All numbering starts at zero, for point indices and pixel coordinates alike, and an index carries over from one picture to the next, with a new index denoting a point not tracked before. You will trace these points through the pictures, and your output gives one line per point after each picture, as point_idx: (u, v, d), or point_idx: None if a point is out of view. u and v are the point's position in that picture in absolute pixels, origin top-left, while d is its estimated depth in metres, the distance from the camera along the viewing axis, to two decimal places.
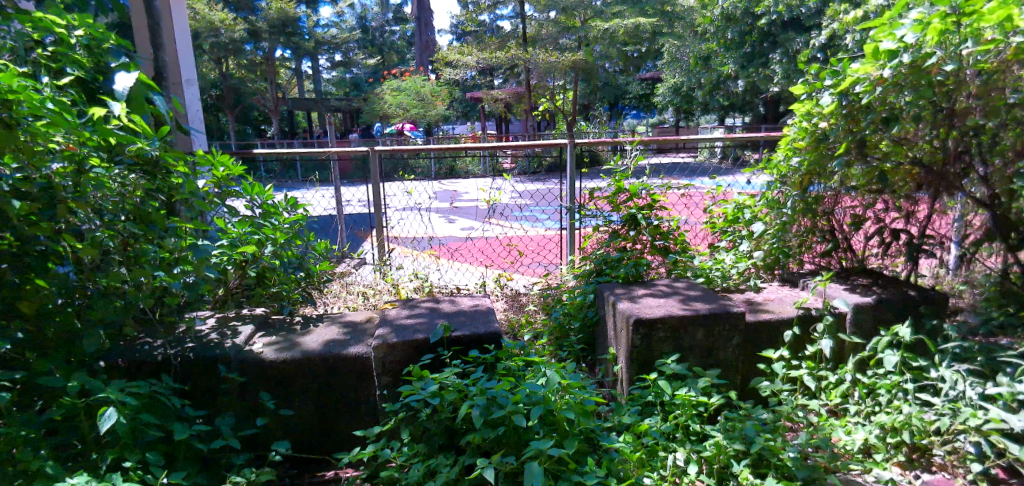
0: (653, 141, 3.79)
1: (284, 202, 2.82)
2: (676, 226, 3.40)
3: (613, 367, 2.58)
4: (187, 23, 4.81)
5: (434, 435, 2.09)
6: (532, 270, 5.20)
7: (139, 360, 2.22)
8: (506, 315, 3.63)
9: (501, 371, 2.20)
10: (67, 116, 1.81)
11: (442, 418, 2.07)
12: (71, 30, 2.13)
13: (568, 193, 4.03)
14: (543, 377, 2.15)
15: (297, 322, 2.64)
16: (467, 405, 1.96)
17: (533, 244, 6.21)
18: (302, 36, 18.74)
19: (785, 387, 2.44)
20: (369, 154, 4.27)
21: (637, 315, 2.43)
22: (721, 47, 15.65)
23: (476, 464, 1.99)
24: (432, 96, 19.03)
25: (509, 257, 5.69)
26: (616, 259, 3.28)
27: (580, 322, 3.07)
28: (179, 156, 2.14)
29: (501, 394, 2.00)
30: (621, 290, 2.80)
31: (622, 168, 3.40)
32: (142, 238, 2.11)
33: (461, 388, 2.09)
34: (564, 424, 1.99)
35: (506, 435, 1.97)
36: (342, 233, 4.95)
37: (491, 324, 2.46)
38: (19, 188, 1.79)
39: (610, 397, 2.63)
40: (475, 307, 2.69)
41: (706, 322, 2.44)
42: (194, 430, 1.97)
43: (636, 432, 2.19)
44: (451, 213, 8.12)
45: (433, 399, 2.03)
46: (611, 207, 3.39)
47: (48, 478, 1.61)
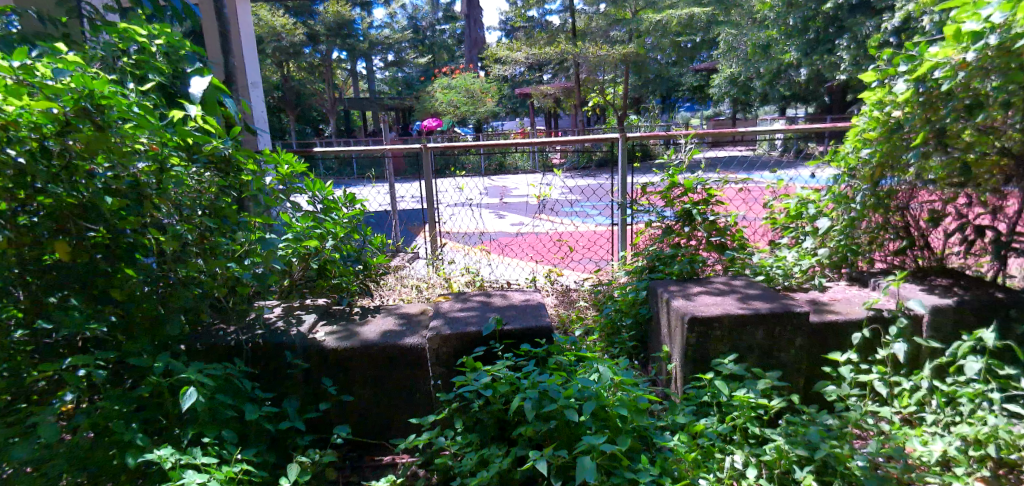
0: (708, 135, 3.70)
1: (341, 198, 2.94)
2: (734, 222, 3.31)
3: (667, 365, 2.55)
4: (252, 29, 5.02)
5: (487, 427, 2.13)
6: (582, 266, 5.22)
7: (215, 344, 2.35)
8: (557, 310, 3.64)
9: (552, 366, 2.20)
10: (152, 118, 1.91)
11: (494, 410, 2.10)
12: (151, 37, 2.24)
13: (619, 188, 3.98)
14: (596, 372, 2.15)
15: (357, 313, 2.73)
16: (520, 398, 1.99)
17: (584, 240, 6.22)
18: (357, 37, 19.27)
19: (854, 392, 2.33)
20: (421, 151, 4.35)
21: (692, 313, 2.40)
22: (782, 34, 14.95)
23: (528, 456, 2.02)
24: (482, 93, 19.15)
25: (560, 252, 5.73)
26: (670, 256, 3.25)
27: (632, 319, 3.05)
28: (250, 155, 2.27)
29: (553, 387, 2.01)
30: (675, 287, 2.77)
31: (676, 162, 3.35)
32: (217, 232, 2.19)
33: (514, 381, 2.11)
34: (616, 420, 2.00)
35: (557, 429, 1.98)
36: (397, 227, 5.04)
37: (542, 319, 2.47)
38: (111, 185, 1.92)
39: (664, 396, 2.60)
40: (526, 301, 2.71)
41: (767, 322, 2.38)
42: (264, 412, 2.07)
43: (690, 431, 2.17)
44: (501, 209, 8.18)
45: (486, 390, 2.07)
46: (665, 203, 3.35)
47: (138, 451, 1.73)
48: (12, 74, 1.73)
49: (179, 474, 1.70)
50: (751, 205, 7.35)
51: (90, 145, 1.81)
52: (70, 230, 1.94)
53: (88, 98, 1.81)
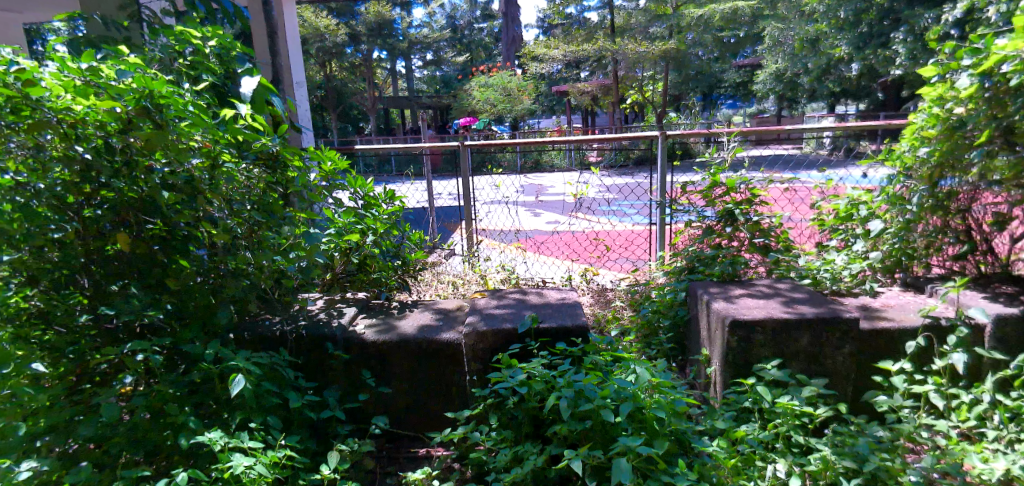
0: (751, 133, 3.63)
1: (382, 194, 2.96)
2: (779, 223, 3.23)
3: (707, 368, 2.52)
4: (297, 30, 5.16)
5: (521, 424, 2.17)
6: (619, 265, 5.20)
7: (261, 334, 2.44)
8: (593, 309, 3.65)
9: (588, 366, 2.21)
10: (206, 117, 2.03)
11: (529, 407, 2.13)
12: (205, 39, 2.32)
13: (658, 187, 3.96)
14: (633, 374, 2.14)
15: (395, 307, 2.79)
16: (555, 396, 2.00)
17: (621, 240, 6.19)
18: (397, 37, 19.56)
19: (908, 404, 2.27)
20: (459, 149, 4.40)
21: (733, 316, 2.37)
22: (832, 28, 14.37)
23: (562, 455, 2.03)
24: (519, 91, 19.17)
25: (596, 251, 5.72)
26: (710, 257, 3.21)
27: (670, 320, 3.03)
28: (296, 152, 2.36)
29: (589, 387, 2.02)
30: (716, 288, 2.74)
31: (718, 161, 3.31)
32: (264, 226, 2.29)
33: (549, 379, 2.13)
34: (654, 423, 1.98)
35: (593, 429, 1.99)
36: (434, 224, 5.11)
37: (579, 318, 2.48)
38: (168, 180, 2.03)
39: (702, 399, 2.58)
40: (562, 300, 2.73)
41: (813, 327, 2.34)
42: (306, 400, 2.14)
43: (730, 437, 2.14)
44: (537, 207, 8.20)
45: (522, 388, 2.10)
46: (706, 202, 3.32)
47: (190, 433, 1.82)
48: (81, 75, 1.89)
49: (227, 457, 1.78)
50: (797, 206, 7.14)
51: (150, 142, 1.90)
52: (131, 223, 2.04)
53: (149, 98, 1.94)
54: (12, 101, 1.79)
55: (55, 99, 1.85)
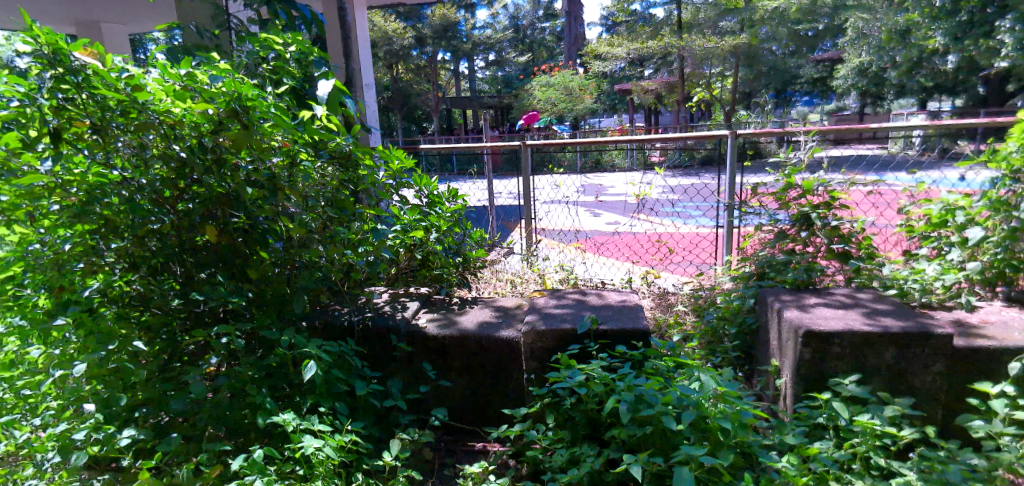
0: (830, 131, 3.47)
1: (445, 193, 3.05)
2: (861, 228, 3.09)
3: (777, 380, 2.46)
4: (368, 33, 5.35)
5: (579, 425, 2.19)
6: (681, 269, 5.10)
7: (331, 323, 2.58)
8: (654, 313, 3.62)
9: (649, 370, 2.21)
10: (287, 118, 2.18)
11: (588, 409, 2.15)
12: (286, 45, 2.47)
13: (726, 188, 3.87)
14: (697, 381, 2.12)
15: (456, 303, 2.88)
16: (615, 399, 2.01)
17: (685, 242, 6.07)
18: (461, 39, 19.90)
19: (1009, 432, 2.00)
20: (520, 148, 4.44)
21: (808, 327, 2.30)
22: (926, 18, 12.93)
23: (620, 459, 2.04)
24: (580, 90, 19.02)
25: (658, 254, 5.64)
26: (782, 263, 3.10)
27: (737, 328, 2.95)
28: (367, 152, 2.49)
29: (649, 392, 2.02)
30: (789, 296, 2.65)
31: (794, 161, 3.18)
32: (337, 221, 2.45)
33: (608, 382, 2.14)
34: (718, 434, 1.95)
35: (653, 435, 2.00)
36: (494, 223, 5.19)
37: (640, 321, 2.47)
38: (253, 177, 2.17)
39: (771, 412, 2.53)
40: (622, 302, 2.72)
41: (898, 341, 2.25)
42: (372, 389, 2.25)
43: (802, 455, 2.02)
44: (597, 208, 8.15)
45: (580, 389, 2.13)
46: (780, 205, 3.20)
47: (267, 413, 1.96)
48: (179, 80, 2.07)
49: (299, 438, 1.90)
50: (882, 209, 6.71)
51: (238, 141, 2.06)
52: (218, 216, 2.20)
53: (239, 101, 2.10)
54: (123, 104, 2.02)
55: (158, 102, 2.06)
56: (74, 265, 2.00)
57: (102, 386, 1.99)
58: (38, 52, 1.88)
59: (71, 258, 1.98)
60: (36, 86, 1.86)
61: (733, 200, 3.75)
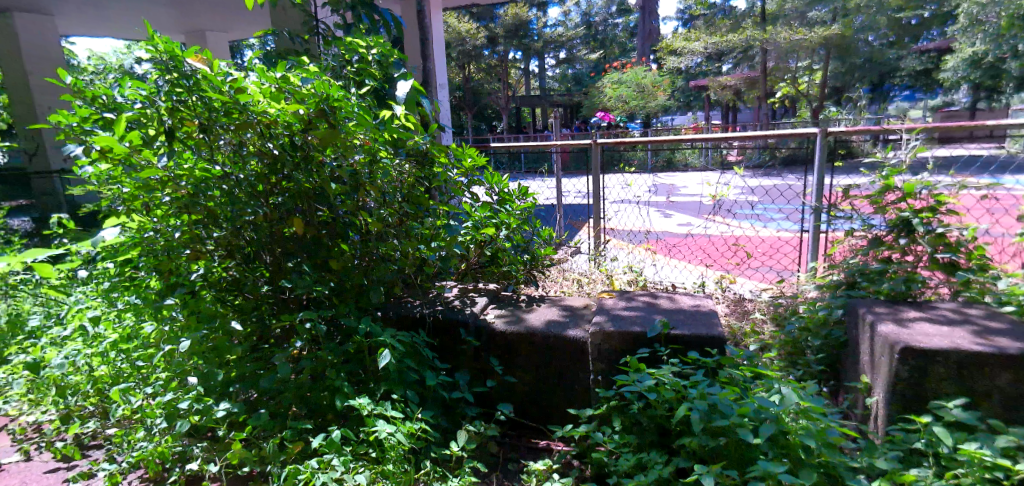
0: (936, 130, 3.24)
1: (516, 191, 3.03)
2: (974, 237, 2.81)
3: (867, 398, 2.32)
4: (443, 35, 5.48)
5: (646, 431, 2.16)
6: (760, 275, 4.90)
7: (404, 314, 2.66)
8: (729, 320, 3.50)
9: (724, 379, 2.13)
10: (369, 116, 2.23)
11: (656, 414, 2.12)
12: (368, 47, 2.56)
13: (814, 190, 3.68)
14: (777, 393, 2.02)
15: (523, 300, 2.91)
16: (686, 407, 1.96)
17: (763, 247, 5.82)
18: (532, 37, 20.00)
19: None
20: (591, 147, 4.42)
21: (905, 343, 2.14)
22: None
23: (690, 469, 1.99)
24: (653, 87, 18.57)
25: (735, 258, 5.44)
26: (875, 272, 2.90)
27: (821, 340, 2.80)
28: (443, 149, 2.53)
29: (724, 401, 1.96)
30: (884, 308, 2.50)
31: (894, 162, 2.98)
32: (412, 216, 2.52)
33: (679, 388, 2.09)
34: (800, 451, 1.85)
35: (727, 447, 1.93)
36: (561, 222, 5.19)
37: (715, 327, 2.40)
38: (337, 172, 2.27)
39: (859, 432, 2.39)
40: (696, 307, 2.65)
41: (1013, 364, 2.04)
42: (440, 379, 2.31)
43: (896, 481, 1.81)
44: (669, 208, 7.97)
45: (650, 393, 2.10)
46: (875, 209, 3.01)
47: (343, 396, 2.06)
48: (275, 82, 2.19)
49: (373, 422, 1.98)
50: (996, 217, 6.13)
51: (325, 140, 2.17)
52: (305, 210, 2.34)
53: (326, 101, 2.19)
54: (226, 106, 2.16)
55: (256, 103, 2.16)
56: (181, 250, 2.28)
57: (203, 362, 2.21)
58: (158, 59, 2.10)
59: (178, 245, 2.25)
60: (156, 91, 2.13)
61: (820, 203, 3.60)
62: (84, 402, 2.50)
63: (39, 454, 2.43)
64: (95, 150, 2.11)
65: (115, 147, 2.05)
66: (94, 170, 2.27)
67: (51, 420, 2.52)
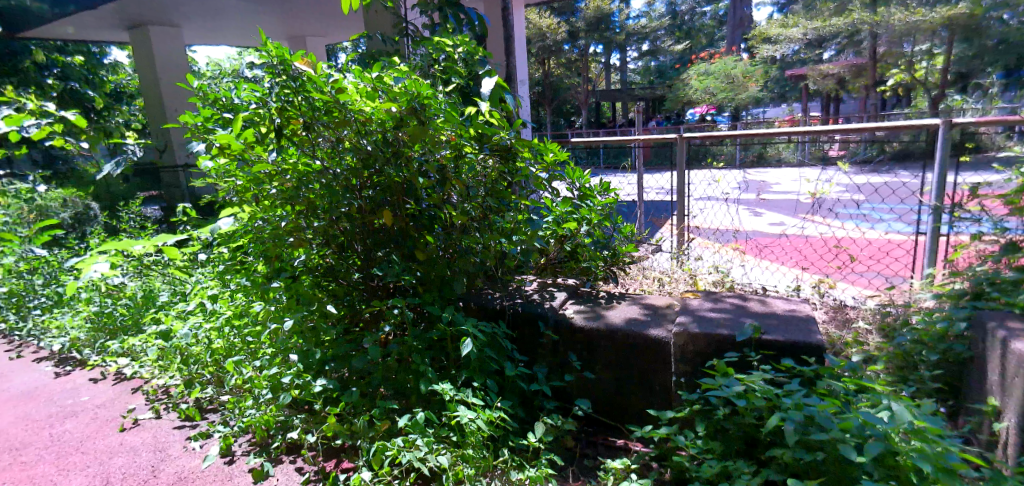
0: None
1: (598, 186, 2.98)
2: None
3: (995, 423, 2.16)
4: (524, 31, 5.54)
5: (733, 439, 2.10)
6: (865, 282, 4.59)
7: (485, 305, 2.74)
8: (827, 328, 3.32)
9: (823, 391, 2.02)
10: (457, 113, 2.31)
11: (744, 423, 2.05)
12: (455, 47, 2.65)
13: (936, 188, 3.34)
14: (885, 410, 1.88)
15: (603, 297, 2.90)
16: (780, 417, 1.87)
17: (870, 251, 5.43)
18: (613, 29, 19.71)
19: None
20: (676, 141, 4.32)
21: None
22: None
23: (781, 482, 1.91)
24: (744, 76, 17.75)
25: (836, 261, 5.12)
26: (1008, 283, 2.63)
27: (938, 355, 2.57)
28: (528, 145, 2.56)
29: (822, 414, 1.83)
30: (1018, 324, 2.27)
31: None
32: (495, 210, 2.59)
33: (772, 397, 2.00)
34: (910, 475, 1.72)
35: (825, 463, 1.83)
36: (642, 219, 5.11)
37: (811, 334, 2.29)
38: (428, 167, 2.41)
39: (982, 460, 2.19)
40: (791, 312, 2.53)
41: None
42: (519, 370, 2.36)
43: None
44: (760, 206, 7.63)
45: (738, 400, 2.03)
46: (1012, 211, 2.71)
47: (428, 380, 2.16)
48: (370, 82, 2.33)
49: (455, 407, 2.07)
50: None
51: (414, 136, 2.29)
52: (394, 202, 2.48)
53: (418, 99, 2.30)
54: (328, 105, 2.33)
55: (354, 102, 2.31)
56: (286, 239, 2.42)
57: (302, 341, 2.39)
58: (269, 64, 2.27)
59: (284, 234, 2.41)
60: (267, 92, 2.33)
61: (941, 203, 3.30)
62: (203, 370, 2.77)
63: (167, 412, 2.73)
64: (215, 146, 2.41)
65: (233, 144, 2.32)
66: (213, 164, 2.51)
67: (177, 385, 2.82)
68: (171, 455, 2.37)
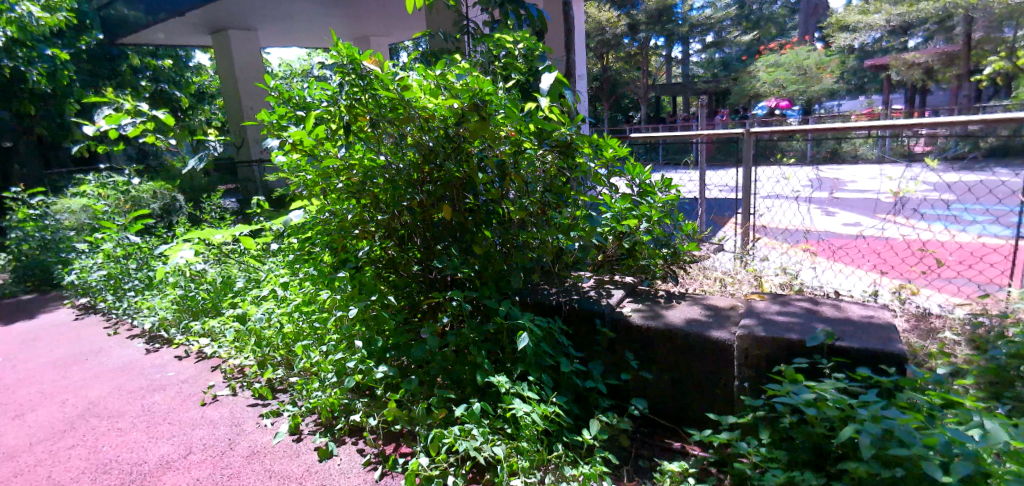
0: None
1: (659, 182, 2.94)
2: None
3: None
4: (584, 26, 5.48)
5: (801, 449, 2.00)
6: (953, 289, 4.27)
7: (542, 300, 2.75)
8: (908, 337, 3.11)
9: (904, 403, 1.89)
10: (518, 109, 2.33)
11: (814, 433, 1.96)
12: (516, 43, 2.67)
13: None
14: (976, 427, 1.73)
15: (662, 296, 2.85)
16: (855, 429, 1.76)
17: (958, 256, 5.04)
18: (676, 21, 19.24)
19: None
20: (743, 136, 4.16)
21: None
22: None
23: None
24: (817, 67, 16.90)
25: (920, 266, 4.79)
26: None
27: None
28: (589, 141, 2.54)
29: (903, 428, 1.70)
30: None
31: None
32: (553, 206, 2.58)
33: (846, 407, 1.89)
34: None
35: (904, 480, 1.70)
36: (704, 216, 4.96)
37: (890, 343, 2.16)
38: (491, 164, 2.46)
39: None
40: (868, 318, 2.40)
41: None
42: (574, 367, 2.35)
43: None
44: (833, 205, 7.25)
45: (808, 408, 1.93)
46: None
47: (484, 372, 2.19)
48: (434, 79, 2.37)
49: (510, 400, 2.08)
50: None
51: (474, 132, 2.31)
52: (453, 197, 2.53)
53: (479, 95, 2.32)
54: (393, 102, 2.38)
55: (418, 99, 2.36)
56: (352, 230, 2.59)
57: (365, 328, 2.49)
58: (340, 64, 2.34)
59: (350, 225, 2.56)
60: (337, 91, 2.38)
61: None
62: (275, 352, 2.92)
63: (242, 391, 2.90)
64: (288, 143, 2.53)
65: (304, 139, 2.44)
66: (285, 159, 2.64)
67: (251, 365, 2.99)
68: (246, 430, 2.52)
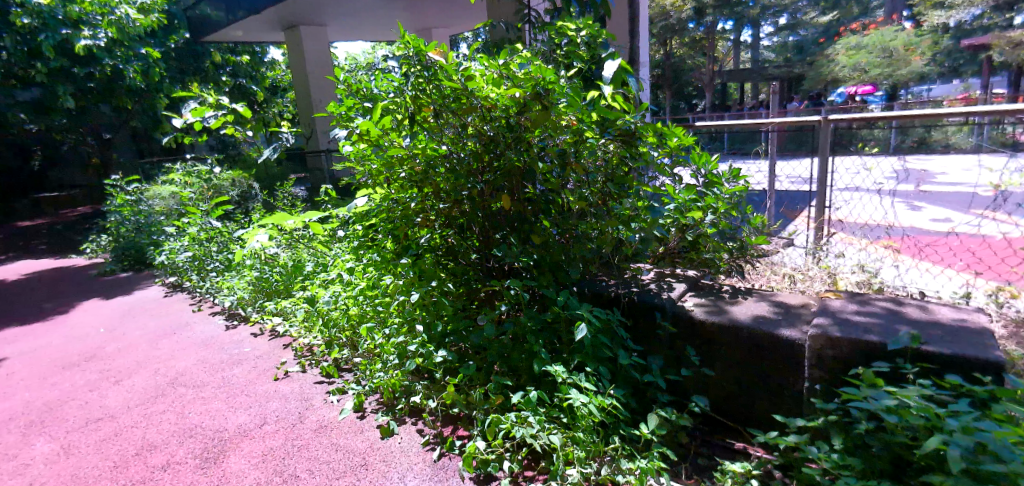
0: None
1: (727, 173, 2.81)
2: None
3: None
4: (648, 11, 5.36)
5: (877, 459, 1.87)
6: None
7: (600, 291, 2.72)
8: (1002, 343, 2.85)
9: (1000, 416, 1.72)
10: (580, 97, 2.30)
11: (894, 441, 1.83)
12: (579, 30, 2.62)
13: None
14: None
15: (727, 291, 2.74)
16: (941, 440, 1.62)
17: None
18: (747, 4, 18.46)
19: None
20: (818, 124, 3.94)
21: None
22: None
23: None
24: (905, 49, 15.75)
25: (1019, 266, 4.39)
26: None
27: None
28: (654, 129, 2.48)
29: (999, 442, 1.55)
30: None
31: None
32: (614, 196, 2.53)
33: (931, 416, 1.75)
34: None
35: None
36: (773, 208, 4.74)
37: (984, 348, 1.99)
38: (552, 154, 2.45)
39: None
40: (958, 322, 2.21)
41: None
42: (632, 360, 2.31)
43: None
44: (921, 200, 6.75)
45: (888, 415, 1.80)
46: None
47: (541, 361, 2.19)
48: (497, 69, 2.38)
49: (568, 391, 2.07)
50: None
51: (537, 121, 2.30)
52: (512, 187, 2.53)
53: (542, 84, 2.31)
54: (456, 93, 2.42)
55: (480, 88, 2.39)
56: (415, 218, 2.67)
57: (425, 314, 2.55)
58: (406, 55, 2.39)
59: (412, 213, 2.64)
60: (403, 81, 2.43)
61: None
62: (340, 333, 3.03)
63: (310, 369, 3.04)
64: (355, 133, 2.61)
65: (371, 130, 2.52)
66: (352, 149, 2.69)
67: (319, 345, 3.12)
68: (314, 405, 2.64)
